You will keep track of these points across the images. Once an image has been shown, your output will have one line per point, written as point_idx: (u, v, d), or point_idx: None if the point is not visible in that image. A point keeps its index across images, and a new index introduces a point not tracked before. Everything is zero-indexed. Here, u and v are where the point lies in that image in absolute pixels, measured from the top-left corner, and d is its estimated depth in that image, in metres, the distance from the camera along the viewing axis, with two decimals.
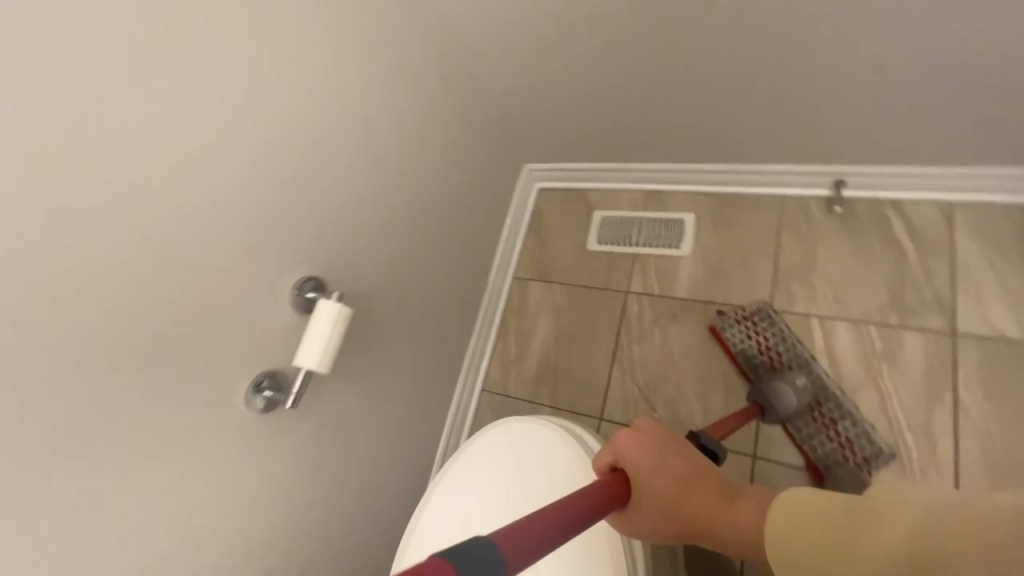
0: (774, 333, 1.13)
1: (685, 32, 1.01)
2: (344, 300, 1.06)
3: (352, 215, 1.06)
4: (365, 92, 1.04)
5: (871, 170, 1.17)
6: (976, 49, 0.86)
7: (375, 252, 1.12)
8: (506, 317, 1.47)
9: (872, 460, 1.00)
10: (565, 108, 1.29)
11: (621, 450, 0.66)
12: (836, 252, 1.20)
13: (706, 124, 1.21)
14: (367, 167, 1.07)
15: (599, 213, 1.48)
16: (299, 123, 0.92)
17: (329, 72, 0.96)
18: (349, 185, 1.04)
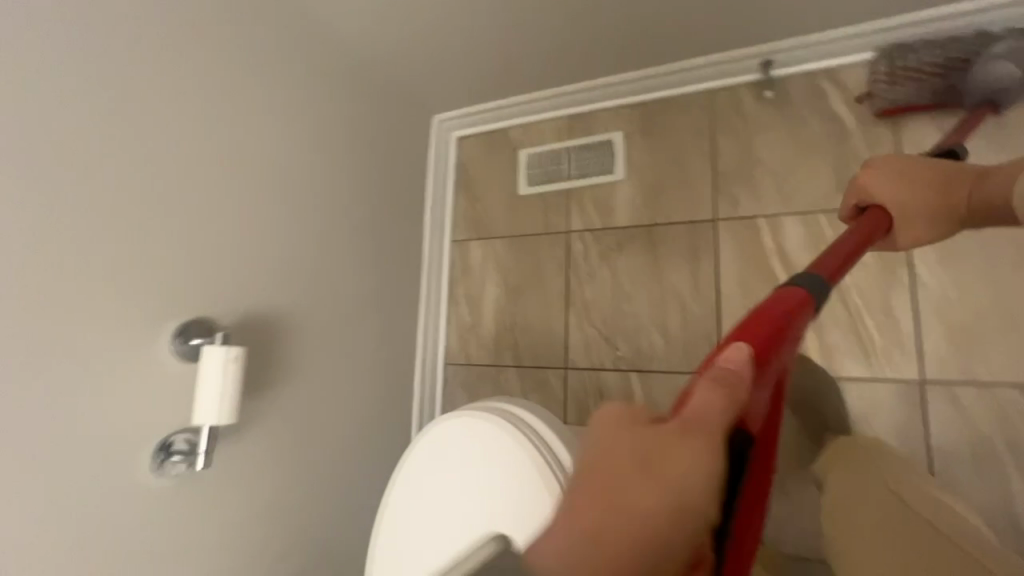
0: (925, 52, 0.94)
1: None
2: (261, 322, 0.92)
3: (252, 224, 0.92)
4: (212, 72, 0.87)
5: (794, 42, 1.07)
6: None
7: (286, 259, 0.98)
8: (452, 285, 1.39)
9: None
10: (455, 37, 1.12)
11: (866, 186, 0.67)
12: (774, 141, 1.11)
13: (615, 23, 1.07)
14: (247, 160, 0.92)
15: (524, 151, 1.36)
16: (144, 130, 0.77)
17: (152, 55, 0.79)
18: (233, 191, 0.89)
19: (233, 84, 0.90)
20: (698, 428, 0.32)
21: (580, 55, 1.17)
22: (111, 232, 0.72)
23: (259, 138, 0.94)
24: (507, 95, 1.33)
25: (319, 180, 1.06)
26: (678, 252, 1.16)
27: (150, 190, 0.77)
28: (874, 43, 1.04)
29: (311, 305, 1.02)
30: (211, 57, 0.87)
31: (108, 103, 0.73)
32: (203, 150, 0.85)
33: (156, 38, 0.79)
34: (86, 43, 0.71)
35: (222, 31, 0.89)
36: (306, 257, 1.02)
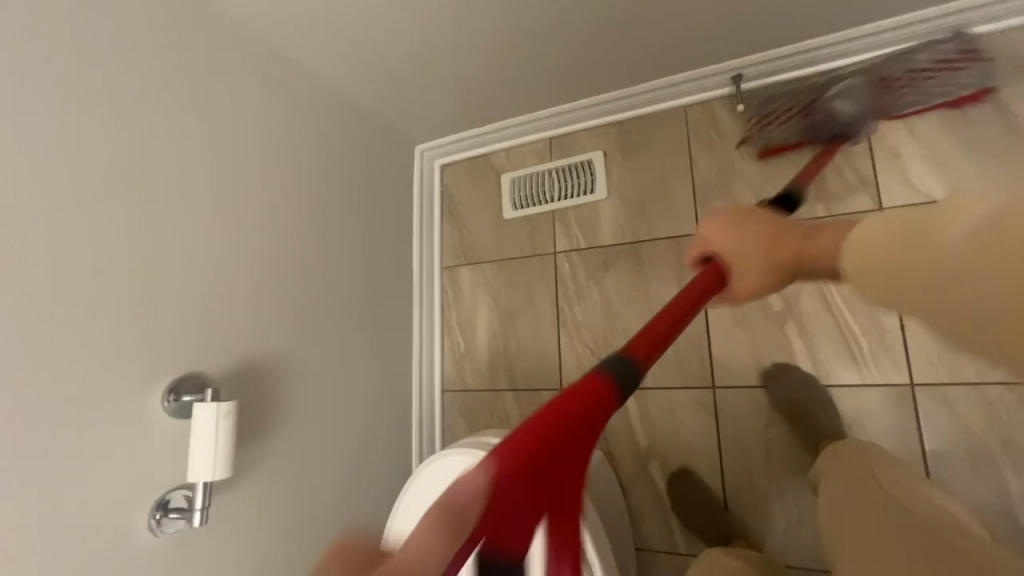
0: (783, 99, 1.06)
1: None
2: (255, 369, 0.93)
3: (242, 272, 0.93)
4: (193, 125, 0.88)
5: (763, 56, 1.09)
6: None
7: (275, 303, 0.99)
8: (445, 311, 1.40)
9: (960, 50, 0.94)
10: (430, 71, 1.14)
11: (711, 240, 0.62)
12: (748, 153, 1.12)
13: (587, 51, 1.09)
14: (231, 208, 0.93)
15: (506, 175, 1.37)
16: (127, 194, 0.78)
17: (130, 114, 0.80)
18: (221, 240, 0.90)
19: (214, 134, 0.92)
20: (452, 512, 0.31)
21: (555, 82, 1.19)
22: (94, 294, 0.73)
23: (245, 185, 0.95)
24: (484, 122, 1.35)
25: (307, 221, 1.08)
26: (663, 268, 1.17)
27: (134, 248, 0.78)
28: (842, 51, 1.06)
29: (303, 347, 1.03)
30: (191, 111, 0.88)
31: (86, 166, 0.74)
32: (188, 202, 0.86)
33: (131, 96, 0.80)
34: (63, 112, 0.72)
35: (199, 84, 0.90)
36: (296, 299, 1.03)
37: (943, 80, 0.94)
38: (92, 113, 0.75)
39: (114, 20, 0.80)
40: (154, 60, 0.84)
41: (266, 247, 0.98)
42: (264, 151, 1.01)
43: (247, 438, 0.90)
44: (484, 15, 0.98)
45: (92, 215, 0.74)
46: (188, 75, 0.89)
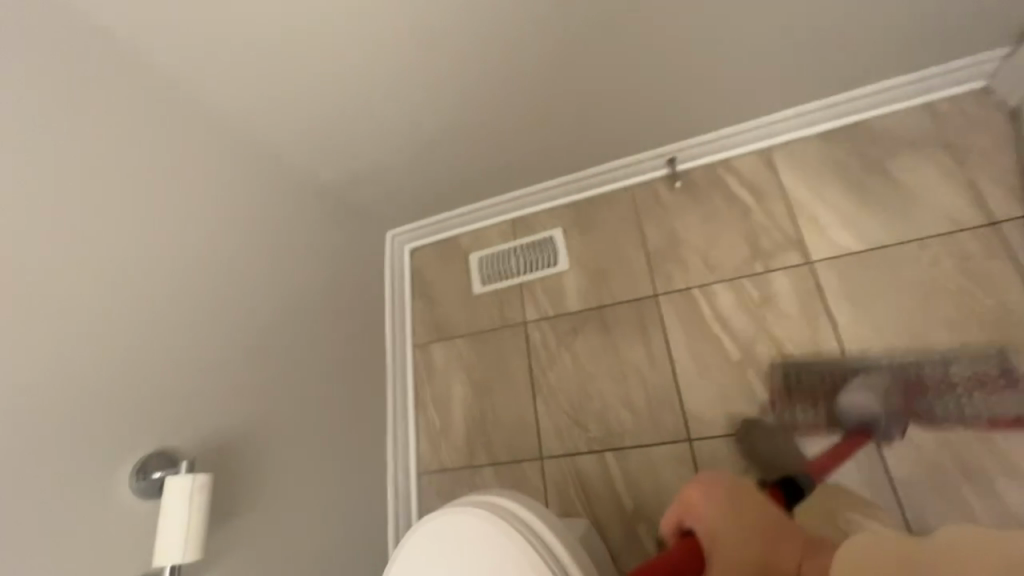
0: (815, 370, 1.07)
1: (495, 71, 1.03)
2: (226, 449, 0.88)
3: (217, 348, 0.92)
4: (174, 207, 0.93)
5: (691, 142, 1.27)
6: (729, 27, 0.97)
7: (249, 381, 0.96)
8: (419, 389, 1.39)
9: (991, 376, 0.96)
10: (401, 159, 1.25)
11: (694, 505, 0.70)
12: (689, 222, 1.27)
13: (544, 142, 1.24)
14: (207, 286, 0.94)
15: (474, 255, 1.46)
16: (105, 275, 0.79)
17: (113, 199, 0.83)
18: (197, 316, 0.91)
19: (194, 219, 0.96)
20: None
21: (515, 171, 1.33)
22: (62, 371, 0.70)
23: (222, 266, 0.98)
24: (451, 208, 1.45)
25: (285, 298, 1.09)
26: (628, 329, 1.24)
27: (107, 324, 0.77)
28: (752, 137, 1.25)
29: (275, 426, 0.99)
30: (174, 197, 0.93)
31: (67, 244, 0.75)
32: (162, 281, 0.87)
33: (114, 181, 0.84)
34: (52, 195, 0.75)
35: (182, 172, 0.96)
36: (268, 376, 1.01)
37: (973, 397, 0.96)
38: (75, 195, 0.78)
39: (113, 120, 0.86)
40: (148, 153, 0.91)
41: (242, 322, 0.99)
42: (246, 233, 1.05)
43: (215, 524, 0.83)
44: (452, 109, 1.12)
45: (68, 292, 0.74)
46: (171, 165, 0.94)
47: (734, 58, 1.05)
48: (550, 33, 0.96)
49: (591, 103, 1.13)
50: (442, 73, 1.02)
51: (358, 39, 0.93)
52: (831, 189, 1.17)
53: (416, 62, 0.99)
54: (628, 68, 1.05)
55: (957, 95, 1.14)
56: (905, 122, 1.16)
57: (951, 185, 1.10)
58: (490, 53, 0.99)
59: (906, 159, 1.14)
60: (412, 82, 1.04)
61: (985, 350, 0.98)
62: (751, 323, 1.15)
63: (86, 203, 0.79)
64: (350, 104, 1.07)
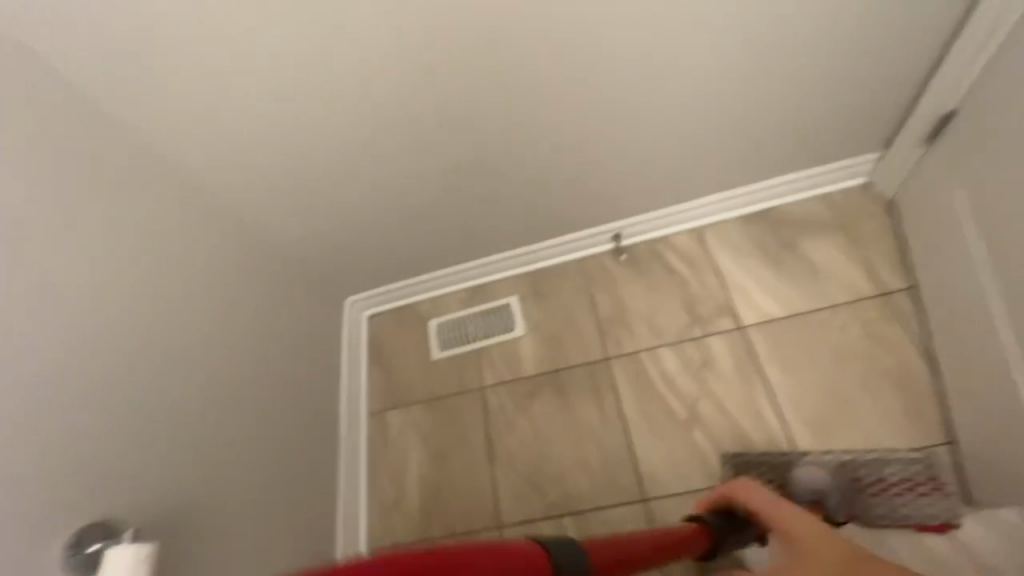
0: (763, 462, 1.11)
1: (468, 154, 1.13)
2: (172, 520, 0.82)
3: (174, 410, 0.87)
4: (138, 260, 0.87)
5: (633, 220, 1.41)
6: (670, 124, 1.14)
7: (205, 447, 0.91)
8: (372, 457, 1.36)
9: (923, 478, 1.02)
10: (372, 232, 1.30)
11: (753, 499, 0.76)
12: (635, 291, 1.39)
13: (509, 217, 1.33)
14: (171, 343, 0.90)
15: (433, 321, 1.50)
16: (85, 326, 0.76)
17: (100, 248, 0.81)
18: (155, 375, 0.85)
19: (173, 275, 0.94)
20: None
21: (477, 242, 1.41)
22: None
23: (195, 323, 0.96)
24: (411, 277, 1.50)
25: (245, 361, 1.07)
26: (582, 392, 1.30)
27: (75, 378, 0.73)
28: (686, 217, 1.41)
29: (226, 498, 0.94)
30: (157, 250, 0.92)
31: (52, 292, 0.72)
32: (136, 335, 0.84)
33: (73, 226, 0.77)
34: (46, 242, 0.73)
35: (150, 227, 0.92)
36: (226, 443, 0.96)
37: (913, 501, 1.00)
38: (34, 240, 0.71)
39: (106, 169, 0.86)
40: (135, 205, 0.90)
41: (201, 385, 0.94)
42: (216, 293, 1.04)
43: None
44: (424, 186, 1.19)
45: (44, 341, 0.70)
46: (155, 218, 0.93)
47: (675, 147, 1.20)
48: (523, 122, 1.08)
49: (554, 179, 1.23)
50: (417, 154, 1.11)
51: (351, 123, 1.01)
52: (753, 263, 1.34)
53: (398, 141, 1.07)
54: (589, 149, 1.16)
55: (847, 189, 1.36)
56: (808, 208, 1.37)
57: (851, 261, 1.28)
58: (467, 130, 1.07)
59: (812, 240, 1.33)
60: (386, 159, 1.11)
61: (912, 450, 1.08)
62: (695, 384, 1.24)
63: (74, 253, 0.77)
64: (326, 179, 1.13)
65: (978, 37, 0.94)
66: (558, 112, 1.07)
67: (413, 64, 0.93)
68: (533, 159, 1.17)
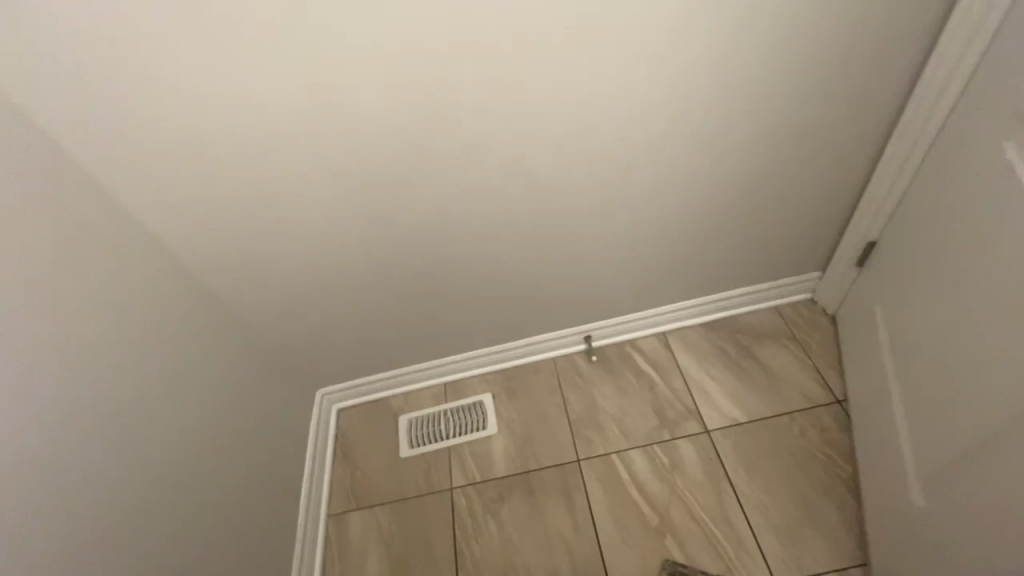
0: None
1: (453, 256, 1.21)
2: None
3: (131, 495, 0.82)
4: (124, 333, 0.87)
5: (604, 324, 1.48)
6: (639, 240, 1.26)
7: (158, 544, 0.85)
8: (328, 565, 1.26)
9: None
10: (352, 326, 1.32)
11: None
12: (606, 392, 1.43)
13: (489, 317, 1.39)
14: (144, 423, 0.87)
15: (405, 417, 1.48)
16: (68, 399, 0.74)
17: (98, 320, 0.83)
18: (115, 459, 0.81)
19: (160, 353, 0.94)
20: None
21: (454, 340, 1.44)
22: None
23: (173, 404, 0.95)
24: (383, 372, 1.49)
25: (213, 452, 1.03)
26: (553, 496, 1.27)
27: (50, 450, 0.70)
28: (652, 322, 1.50)
29: None
30: (151, 327, 0.94)
31: (45, 358, 0.72)
32: (116, 409, 0.82)
33: (73, 295, 0.79)
34: (49, 309, 0.75)
35: (135, 303, 0.92)
36: (178, 539, 0.89)
37: None
38: (24, 307, 0.71)
39: (112, 247, 0.90)
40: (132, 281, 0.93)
41: (163, 471, 0.89)
42: (195, 377, 1.03)
43: None
44: (409, 284, 1.25)
45: (30, 408, 0.69)
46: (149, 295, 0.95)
47: (643, 260, 1.32)
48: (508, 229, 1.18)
49: (533, 279, 1.31)
50: (406, 254, 1.18)
51: (348, 223, 1.10)
52: (715, 369, 1.41)
53: (390, 241, 1.15)
54: (566, 254, 1.27)
55: (795, 302, 1.49)
56: (762, 319, 1.48)
57: (804, 369, 1.37)
58: (456, 230, 1.17)
59: (767, 347, 1.43)
60: (376, 257, 1.18)
61: None
62: (665, 488, 1.24)
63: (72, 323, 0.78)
64: (315, 274, 1.18)
65: (891, 179, 1.13)
66: (539, 222, 1.18)
67: (413, 171, 1.04)
68: (513, 264, 1.26)
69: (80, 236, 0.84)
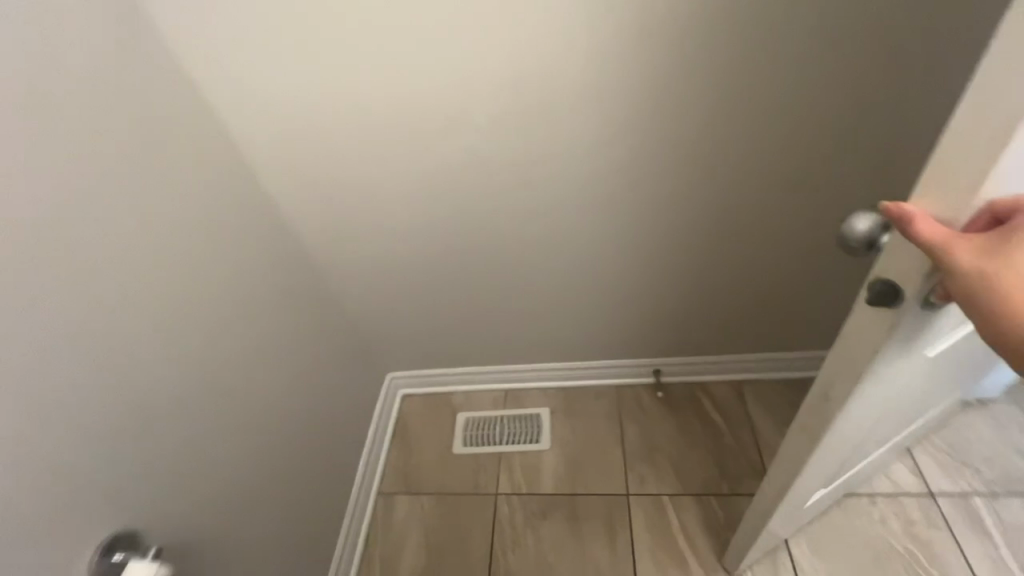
0: None
1: (538, 270, 1.23)
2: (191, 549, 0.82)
3: (231, 433, 0.91)
4: (247, 290, 0.98)
5: (675, 361, 1.44)
6: (730, 283, 1.22)
7: (242, 487, 0.94)
8: (370, 538, 1.33)
9: None
10: (435, 322, 1.38)
11: None
12: (666, 431, 1.38)
13: (562, 334, 1.39)
14: (250, 373, 0.97)
15: (463, 415, 1.52)
16: (197, 341, 0.85)
17: (230, 276, 0.93)
18: (227, 410, 0.91)
19: (269, 315, 1.04)
20: None
21: (525, 350, 1.45)
22: (103, 432, 0.68)
23: (274, 362, 1.04)
24: (450, 368, 1.53)
25: (298, 412, 1.12)
26: (595, 524, 1.26)
27: (179, 378, 0.80)
28: (727, 368, 1.43)
29: (242, 541, 0.93)
30: (266, 289, 1.04)
31: (188, 302, 0.83)
32: (232, 359, 0.92)
33: (216, 252, 0.90)
34: (196, 261, 0.86)
35: (261, 267, 1.03)
36: (258, 483, 0.98)
37: None
38: (174, 262, 0.81)
39: (248, 215, 1.01)
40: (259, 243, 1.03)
41: (256, 420, 0.98)
42: (296, 338, 1.12)
43: None
44: (492, 290, 1.29)
45: (171, 344, 0.79)
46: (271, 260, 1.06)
47: (731, 305, 1.27)
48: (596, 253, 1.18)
49: (614, 307, 1.30)
50: (495, 260, 1.22)
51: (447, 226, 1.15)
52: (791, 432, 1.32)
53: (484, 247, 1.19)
54: (651, 286, 1.24)
55: None
56: None
57: None
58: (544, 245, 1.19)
59: None
60: (467, 261, 1.22)
61: None
62: (715, 544, 1.18)
63: (211, 276, 0.89)
64: (408, 268, 1.25)
65: None
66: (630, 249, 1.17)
67: (517, 188, 1.07)
68: (594, 287, 1.26)
69: (227, 200, 0.95)
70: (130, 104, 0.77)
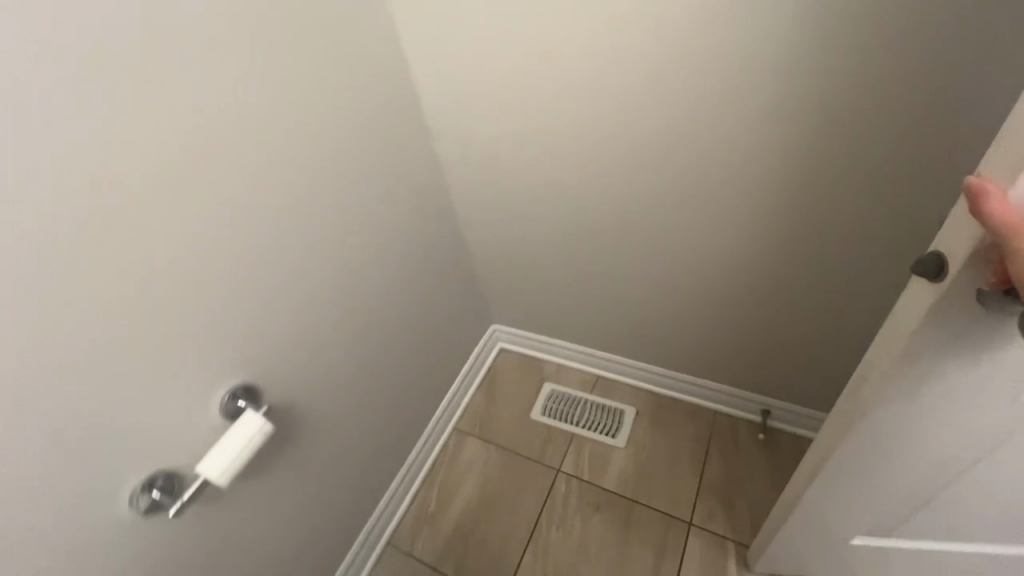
0: None
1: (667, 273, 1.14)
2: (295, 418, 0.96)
3: (348, 335, 1.03)
4: (391, 214, 1.07)
5: (791, 408, 1.28)
6: None
7: (345, 384, 1.06)
8: (436, 465, 1.44)
9: None
10: (550, 293, 1.38)
11: None
12: (754, 476, 1.26)
13: (672, 341, 1.31)
14: (376, 289, 1.07)
15: (550, 386, 1.54)
16: (340, 248, 0.95)
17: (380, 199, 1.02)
18: (346, 321, 1.01)
19: (405, 242, 1.13)
20: None
21: (628, 344, 1.40)
22: (254, 301, 0.81)
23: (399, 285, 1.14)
24: (550, 338, 1.55)
25: (408, 336, 1.22)
26: (645, 537, 1.21)
27: (320, 275, 0.92)
28: None
29: (334, 427, 1.07)
30: (408, 219, 1.12)
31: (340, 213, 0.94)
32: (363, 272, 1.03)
33: (374, 175, 1.00)
34: (355, 179, 0.95)
35: (409, 198, 1.11)
36: (360, 385, 1.10)
37: None
38: (339, 176, 0.92)
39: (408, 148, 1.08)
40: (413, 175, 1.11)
41: (372, 332, 1.09)
42: (423, 270, 1.21)
43: (222, 501, 0.85)
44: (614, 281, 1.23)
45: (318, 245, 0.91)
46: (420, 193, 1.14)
47: None
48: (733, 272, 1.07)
49: (738, 332, 1.18)
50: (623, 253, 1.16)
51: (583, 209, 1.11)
52: None
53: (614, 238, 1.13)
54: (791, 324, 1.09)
55: None
56: None
57: None
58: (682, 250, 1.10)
59: None
60: (596, 246, 1.18)
61: None
62: None
63: (365, 195, 0.98)
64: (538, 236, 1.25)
65: None
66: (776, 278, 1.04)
67: (668, 185, 0.98)
68: (723, 307, 1.14)
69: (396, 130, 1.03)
70: (338, 27, 0.85)
